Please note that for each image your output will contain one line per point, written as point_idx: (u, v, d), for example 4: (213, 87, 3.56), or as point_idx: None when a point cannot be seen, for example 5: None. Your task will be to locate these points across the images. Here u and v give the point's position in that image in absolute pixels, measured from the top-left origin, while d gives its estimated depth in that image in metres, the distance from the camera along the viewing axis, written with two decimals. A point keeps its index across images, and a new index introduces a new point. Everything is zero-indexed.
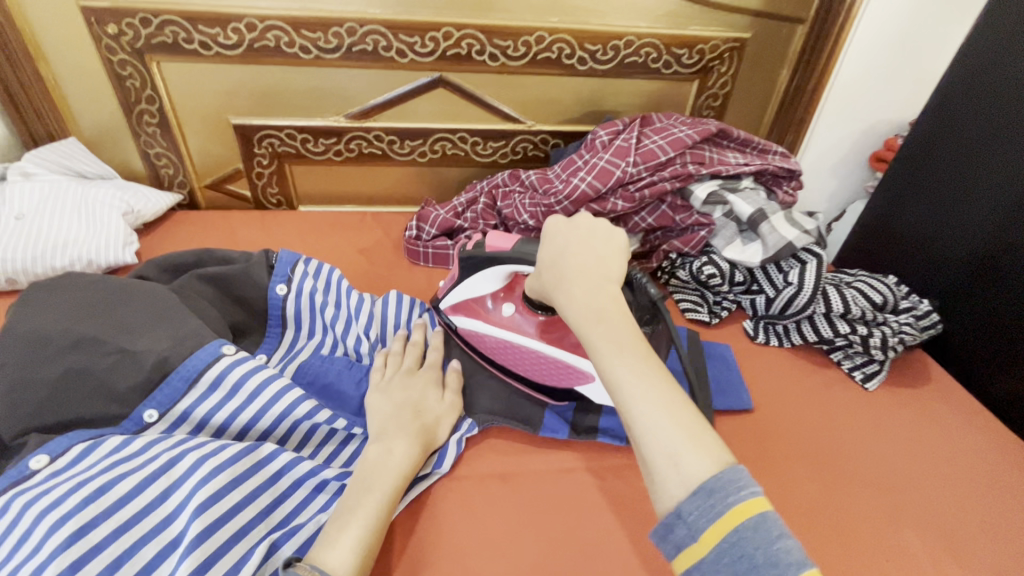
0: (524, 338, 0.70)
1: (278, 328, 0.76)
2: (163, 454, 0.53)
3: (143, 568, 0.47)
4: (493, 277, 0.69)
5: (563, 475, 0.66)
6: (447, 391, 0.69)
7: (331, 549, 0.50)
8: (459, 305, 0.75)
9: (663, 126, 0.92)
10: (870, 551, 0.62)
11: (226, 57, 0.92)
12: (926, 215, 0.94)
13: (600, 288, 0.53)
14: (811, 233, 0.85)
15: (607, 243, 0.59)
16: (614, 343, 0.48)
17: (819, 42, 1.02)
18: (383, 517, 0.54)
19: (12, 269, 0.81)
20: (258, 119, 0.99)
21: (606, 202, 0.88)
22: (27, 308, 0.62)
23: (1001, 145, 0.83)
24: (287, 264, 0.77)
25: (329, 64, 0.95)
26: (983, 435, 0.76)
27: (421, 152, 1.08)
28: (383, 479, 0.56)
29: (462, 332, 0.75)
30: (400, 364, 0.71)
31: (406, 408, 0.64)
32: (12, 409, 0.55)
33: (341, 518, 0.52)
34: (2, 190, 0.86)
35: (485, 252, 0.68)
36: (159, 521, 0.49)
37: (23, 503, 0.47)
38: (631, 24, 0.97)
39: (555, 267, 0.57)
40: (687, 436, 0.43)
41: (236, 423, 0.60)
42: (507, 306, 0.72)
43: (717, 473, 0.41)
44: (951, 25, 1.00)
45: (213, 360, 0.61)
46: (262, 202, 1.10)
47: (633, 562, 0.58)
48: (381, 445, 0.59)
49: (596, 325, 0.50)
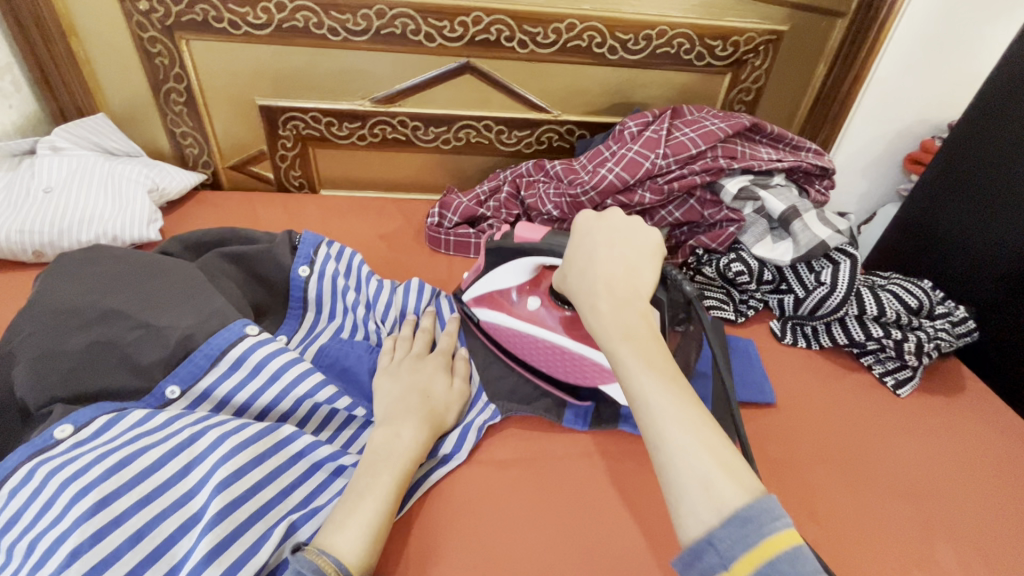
0: (551, 334, 0.68)
1: (299, 310, 0.75)
2: (186, 430, 0.52)
3: (164, 541, 0.46)
4: (520, 270, 0.67)
5: (583, 468, 0.65)
6: (455, 377, 0.68)
7: (342, 533, 0.49)
8: (481, 296, 0.73)
9: (694, 118, 0.90)
10: (900, 562, 0.60)
11: (255, 37, 0.91)
12: (965, 220, 0.91)
13: (630, 301, 0.54)
14: (844, 233, 0.83)
15: (637, 246, 0.59)
16: (644, 361, 0.49)
17: (858, 38, 0.99)
18: (394, 502, 0.53)
19: (39, 241, 0.81)
20: (283, 101, 0.99)
21: (633, 194, 0.86)
22: (56, 279, 0.62)
23: None
24: (310, 245, 0.76)
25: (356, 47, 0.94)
26: (1020, 448, 0.73)
27: (445, 139, 1.07)
28: (392, 463, 0.55)
29: (483, 324, 0.74)
30: (409, 348, 0.70)
31: (414, 392, 0.63)
32: (39, 378, 0.55)
33: (351, 502, 0.51)
34: (32, 163, 0.87)
35: (512, 243, 0.65)
36: (181, 495, 0.49)
37: (47, 471, 0.47)
38: (664, 13, 0.94)
39: (582, 273, 0.57)
40: (720, 462, 0.43)
41: (257, 404, 0.60)
42: (532, 300, 0.70)
43: (749, 502, 0.41)
44: (992, 24, 0.97)
45: (237, 340, 0.60)
46: (285, 185, 1.10)
47: (653, 558, 0.57)
48: (388, 429, 0.58)
49: (624, 342, 0.50)
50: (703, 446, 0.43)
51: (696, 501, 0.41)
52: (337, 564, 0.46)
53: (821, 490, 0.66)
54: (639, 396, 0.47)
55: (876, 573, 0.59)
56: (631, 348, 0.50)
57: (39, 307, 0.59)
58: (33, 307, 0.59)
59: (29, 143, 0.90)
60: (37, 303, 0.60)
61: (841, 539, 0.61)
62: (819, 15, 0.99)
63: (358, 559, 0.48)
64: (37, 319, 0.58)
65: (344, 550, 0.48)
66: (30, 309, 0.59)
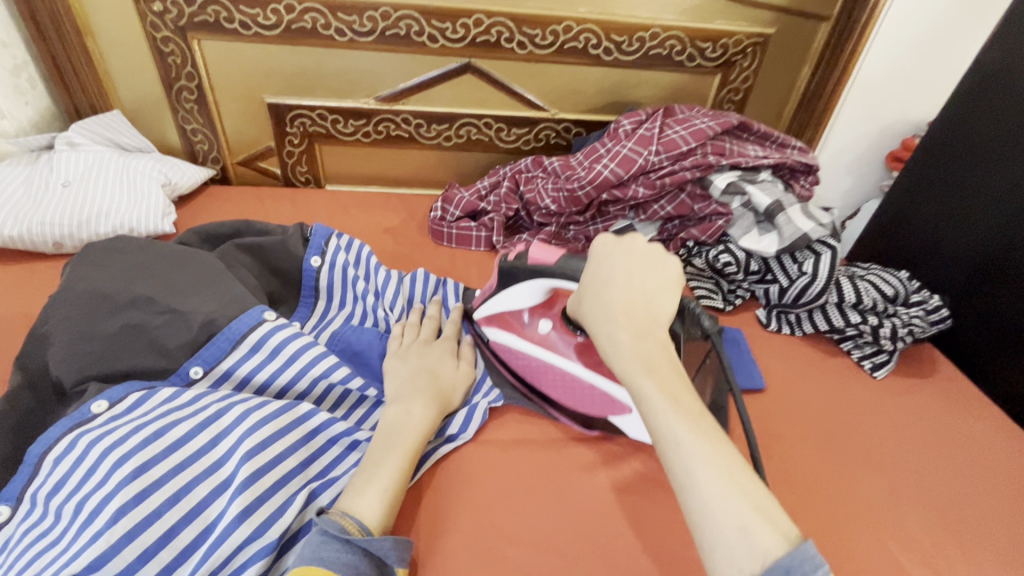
0: (562, 359, 0.71)
1: (311, 299, 0.79)
2: (212, 406, 0.56)
3: (197, 504, 0.50)
4: (535, 291, 0.70)
5: (581, 446, 0.69)
6: (461, 360, 0.73)
7: (360, 499, 0.53)
8: (493, 316, 0.75)
9: (686, 117, 0.95)
10: (874, 531, 0.65)
11: (265, 37, 0.95)
12: (937, 215, 0.96)
13: (649, 338, 0.56)
14: (826, 226, 0.88)
15: (657, 279, 0.60)
16: (668, 397, 0.51)
17: (841, 41, 1.04)
18: (407, 471, 0.57)
19: (59, 233, 0.85)
20: (291, 99, 1.03)
21: (627, 189, 0.93)
22: (81, 267, 0.66)
23: (1012, 148, 0.86)
24: (321, 237, 0.80)
25: (362, 47, 0.98)
26: (989, 427, 0.79)
27: (446, 136, 1.11)
28: (406, 436, 0.60)
29: (494, 344, 0.76)
30: (417, 334, 0.74)
31: (422, 373, 0.67)
32: (73, 358, 0.59)
33: (368, 472, 0.56)
34: (50, 158, 0.90)
35: (528, 264, 0.68)
36: (211, 464, 0.53)
37: (87, 441, 0.51)
38: (657, 16, 0.99)
39: (600, 302, 0.59)
40: (751, 504, 0.44)
41: (276, 384, 0.64)
42: (543, 323, 0.72)
43: (788, 549, 0.41)
44: (963, 28, 1.03)
45: (256, 325, 0.64)
46: (292, 180, 1.14)
47: (648, 524, 0.62)
48: (400, 406, 0.62)
49: (647, 377, 0.52)
50: (733, 490, 0.45)
51: (736, 548, 0.42)
52: (357, 526, 0.51)
53: (802, 466, 0.70)
54: (669, 443, 0.48)
55: (852, 541, 0.63)
56: (654, 384, 0.52)
57: (65, 293, 0.63)
58: (62, 292, 0.63)
59: (46, 139, 0.93)
60: (64, 290, 0.63)
61: (820, 510, 0.66)
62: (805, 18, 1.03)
63: (376, 522, 0.53)
64: (65, 303, 0.62)
65: (364, 513, 0.52)
66: (58, 295, 0.63)
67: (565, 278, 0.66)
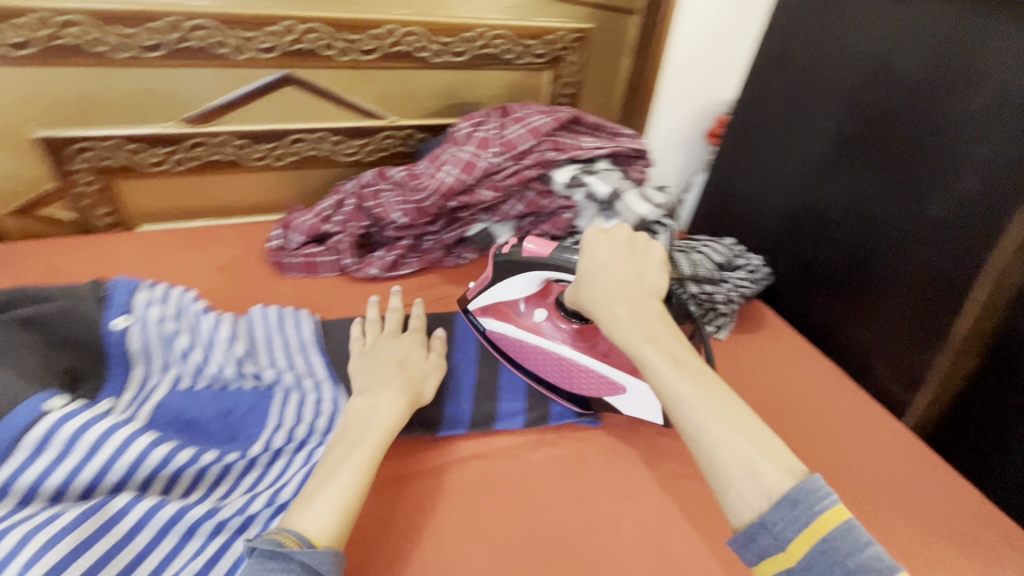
0: (557, 344, 0.83)
1: (121, 368, 0.70)
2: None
3: None
4: (529, 283, 0.82)
5: (461, 464, 0.78)
6: (433, 351, 0.83)
7: (307, 515, 0.57)
8: (489, 307, 0.88)
9: (521, 116, 1.05)
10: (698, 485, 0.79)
11: (18, 58, 0.86)
12: (752, 182, 1.16)
13: (649, 306, 0.66)
14: (662, 206, 1.00)
15: (646, 259, 0.71)
16: (670, 360, 0.61)
17: (648, 30, 1.19)
18: (359, 496, 0.61)
19: None
20: (74, 129, 0.94)
21: (475, 193, 0.99)
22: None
23: (806, 124, 1.05)
24: (123, 293, 0.75)
25: (147, 64, 0.92)
26: (812, 363, 0.93)
27: (275, 156, 1.09)
28: (366, 434, 0.66)
29: (491, 334, 0.89)
30: (380, 330, 0.84)
31: (395, 361, 0.77)
32: None
33: (320, 493, 0.59)
34: None
35: (502, 254, 0.82)
36: None
37: None
38: (480, 16, 1.05)
39: (597, 283, 0.68)
40: (756, 446, 0.55)
41: (78, 484, 0.58)
42: (540, 311, 0.85)
43: (797, 484, 0.53)
44: (748, 13, 1.22)
45: (35, 420, 0.58)
46: (91, 223, 1.05)
47: (525, 523, 0.71)
48: (369, 399, 0.71)
49: (649, 343, 0.62)
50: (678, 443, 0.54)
51: (749, 488, 0.53)
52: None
53: (638, 440, 0.84)
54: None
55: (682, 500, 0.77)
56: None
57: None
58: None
59: None
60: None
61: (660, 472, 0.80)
62: (618, 13, 1.16)
63: (325, 535, 0.56)
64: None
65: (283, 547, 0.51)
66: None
67: (559, 269, 0.76)
